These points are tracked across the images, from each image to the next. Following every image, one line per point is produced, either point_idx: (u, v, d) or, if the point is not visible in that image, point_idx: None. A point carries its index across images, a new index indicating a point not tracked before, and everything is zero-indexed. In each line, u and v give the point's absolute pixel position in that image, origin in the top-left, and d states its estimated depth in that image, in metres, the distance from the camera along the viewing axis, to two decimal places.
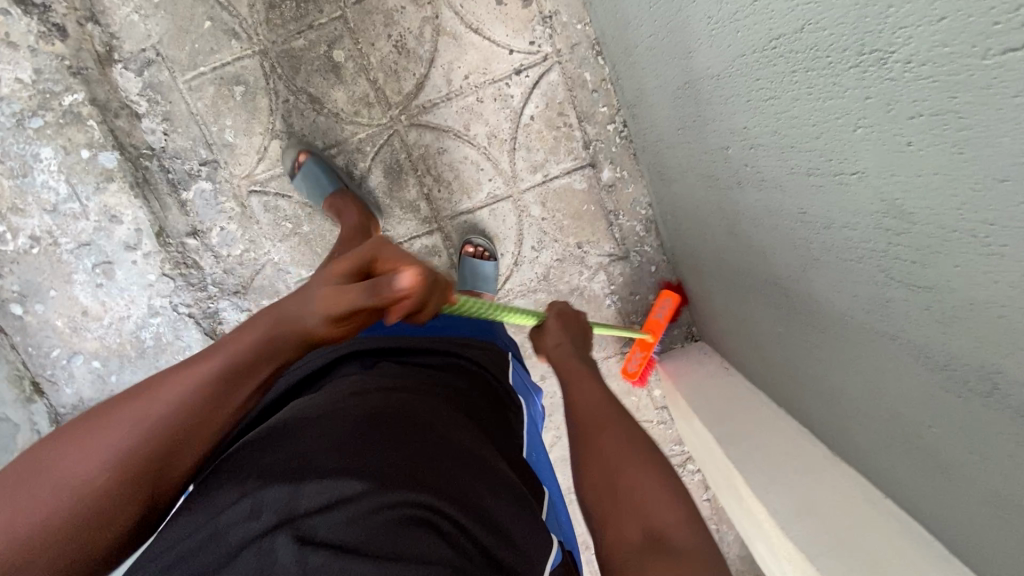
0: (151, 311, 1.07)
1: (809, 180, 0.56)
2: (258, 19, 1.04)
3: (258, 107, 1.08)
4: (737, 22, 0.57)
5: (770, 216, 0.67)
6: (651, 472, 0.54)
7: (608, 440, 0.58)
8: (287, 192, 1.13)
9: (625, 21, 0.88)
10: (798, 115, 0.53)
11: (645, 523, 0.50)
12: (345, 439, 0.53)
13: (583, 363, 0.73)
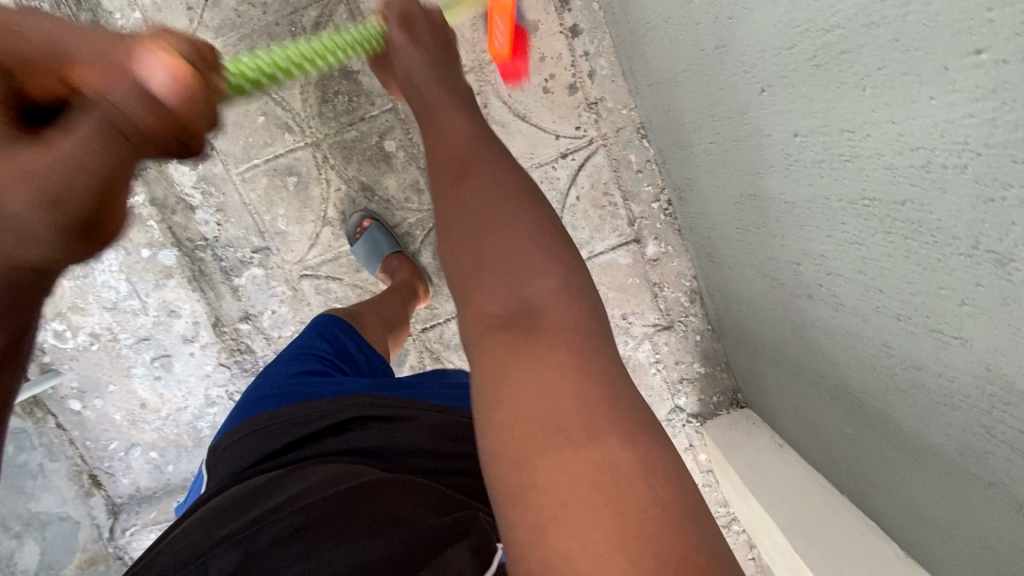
0: (207, 401, 1.08)
1: (899, 324, 0.57)
2: (311, 113, 1.06)
3: (311, 195, 1.10)
4: (819, 168, 0.59)
5: (846, 334, 0.69)
6: (534, 261, 0.52)
7: (465, 186, 0.57)
8: (338, 275, 1.15)
9: (680, 120, 0.91)
10: (890, 268, 0.55)
11: (517, 291, 0.50)
12: (314, 515, 0.57)
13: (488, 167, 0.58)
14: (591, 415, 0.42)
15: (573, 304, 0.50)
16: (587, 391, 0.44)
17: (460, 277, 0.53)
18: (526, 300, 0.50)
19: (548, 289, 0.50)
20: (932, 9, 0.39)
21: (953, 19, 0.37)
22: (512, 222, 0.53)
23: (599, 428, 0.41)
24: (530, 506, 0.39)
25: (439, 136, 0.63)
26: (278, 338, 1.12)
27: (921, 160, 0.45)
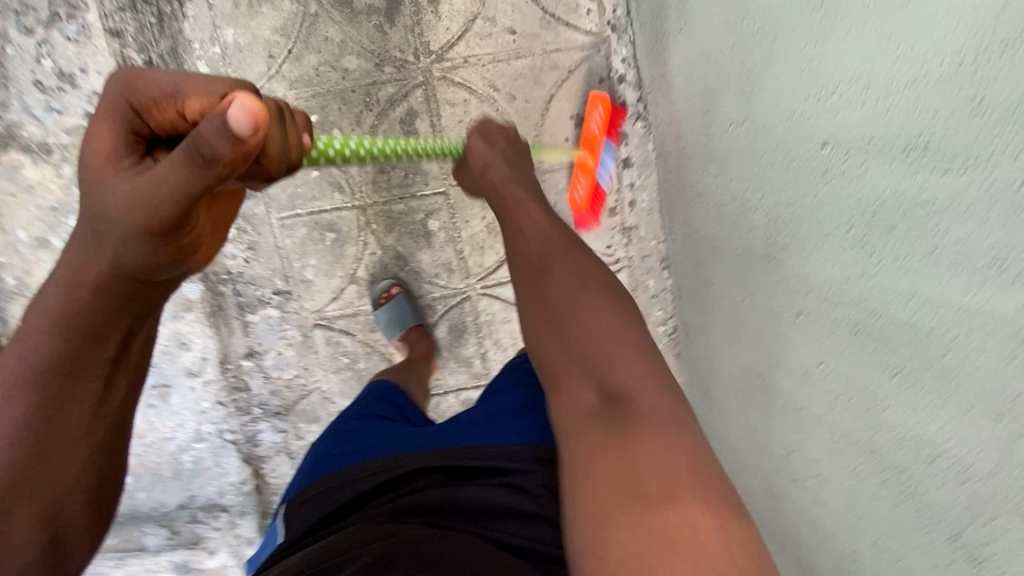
0: (197, 434, 1.09)
1: (872, 549, 0.67)
2: (363, 179, 1.08)
3: (345, 254, 1.12)
4: (833, 400, 0.69)
5: (818, 526, 0.78)
6: (624, 373, 0.59)
7: (549, 273, 0.70)
8: (351, 331, 1.15)
9: (707, 278, 1.00)
10: (876, 505, 0.65)
11: (605, 384, 0.59)
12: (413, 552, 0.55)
13: (545, 230, 0.76)
14: (644, 441, 0.52)
15: (643, 381, 0.58)
16: (642, 436, 0.53)
17: (547, 351, 0.66)
18: (617, 391, 0.58)
19: (635, 378, 0.59)
20: (970, 365, 0.48)
21: (986, 383, 0.47)
22: (631, 373, 0.59)
23: (671, 449, 0.51)
24: (615, 536, 0.46)
25: (520, 231, 0.78)
26: (277, 380, 1.14)
27: (929, 453, 0.55)
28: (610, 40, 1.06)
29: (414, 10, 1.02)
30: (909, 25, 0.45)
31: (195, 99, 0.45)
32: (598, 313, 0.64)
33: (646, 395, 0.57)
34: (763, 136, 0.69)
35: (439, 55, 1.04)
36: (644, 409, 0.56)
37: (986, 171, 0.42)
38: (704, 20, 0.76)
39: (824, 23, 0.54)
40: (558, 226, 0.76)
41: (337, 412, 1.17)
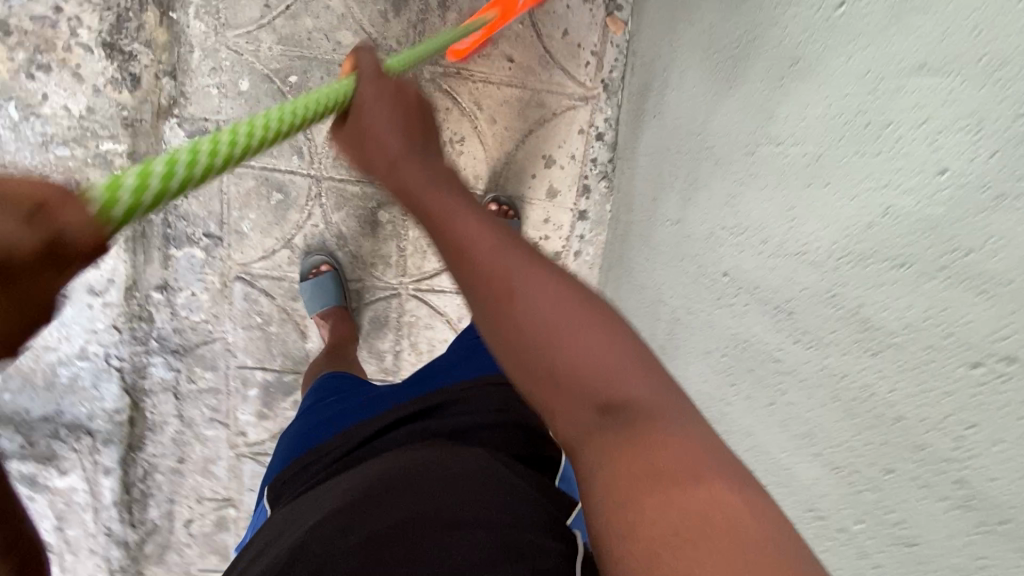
0: (82, 352, 1.08)
1: None
2: (326, 152, 1.08)
3: (287, 218, 1.10)
4: None
5: None
6: (533, 277, 0.42)
7: (448, 229, 0.47)
8: (273, 293, 1.14)
9: None
10: None
11: (547, 362, 0.39)
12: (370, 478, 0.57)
13: (419, 160, 0.52)
14: (607, 384, 0.37)
15: (504, 274, 0.42)
16: (601, 381, 0.37)
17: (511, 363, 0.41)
18: (507, 325, 0.41)
19: (530, 292, 0.41)
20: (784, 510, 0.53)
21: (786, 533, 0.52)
22: (479, 241, 0.45)
23: (628, 386, 0.37)
24: (635, 518, 0.32)
25: (400, 187, 0.52)
26: (183, 320, 1.12)
27: None
28: (599, 97, 1.10)
29: (422, 9, 1.02)
30: (805, 200, 0.49)
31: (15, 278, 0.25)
32: (450, 234, 0.46)
33: (571, 355, 0.38)
34: (687, 243, 0.73)
35: (434, 59, 1.05)
36: (569, 368, 0.38)
37: (838, 348, 0.45)
38: (674, 116, 0.81)
39: (750, 168, 0.58)
40: (427, 156, 0.53)
41: (235, 367, 1.16)
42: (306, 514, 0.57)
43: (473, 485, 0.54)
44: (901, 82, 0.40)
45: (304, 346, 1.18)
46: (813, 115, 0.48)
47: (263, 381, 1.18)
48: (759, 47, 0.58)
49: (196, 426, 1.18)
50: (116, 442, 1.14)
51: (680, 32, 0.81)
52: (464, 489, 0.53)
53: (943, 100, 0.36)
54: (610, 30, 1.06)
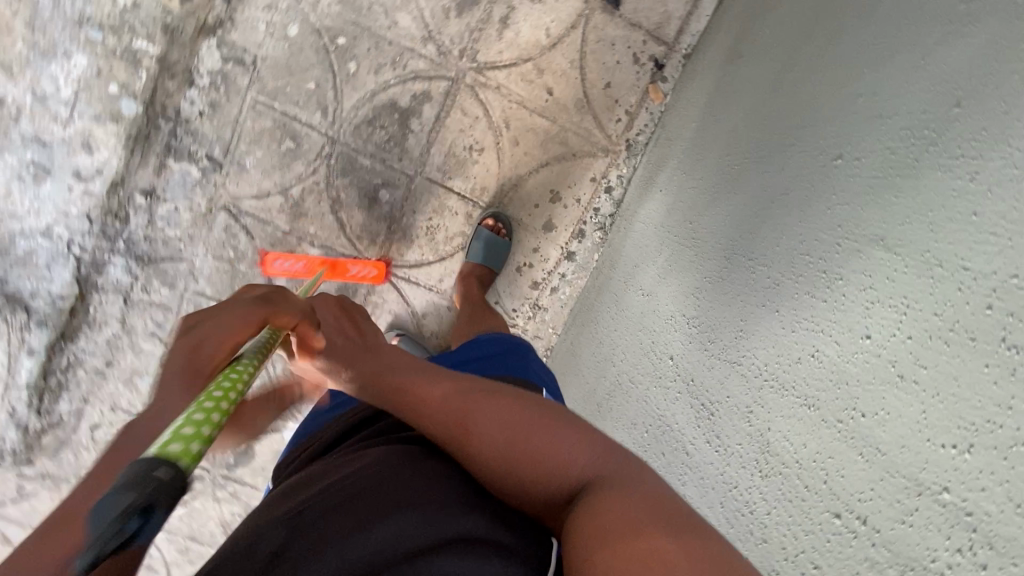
0: (46, 229, 1.07)
1: None
2: (349, 119, 1.10)
3: (291, 167, 1.12)
4: None
5: None
6: (469, 399, 0.52)
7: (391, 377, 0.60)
8: (253, 233, 1.16)
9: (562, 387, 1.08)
10: None
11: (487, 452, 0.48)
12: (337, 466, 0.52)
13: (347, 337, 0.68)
14: (537, 438, 0.46)
15: (455, 394, 0.53)
16: (533, 455, 0.45)
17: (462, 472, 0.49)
18: (456, 438, 0.50)
19: (471, 407, 0.51)
20: None
21: None
22: (427, 385, 0.56)
23: (558, 443, 0.46)
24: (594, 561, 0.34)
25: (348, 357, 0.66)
26: (158, 231, 1.12)
27: None
28: (619, 153, 1.14)
29: (483, 18, 1.06)
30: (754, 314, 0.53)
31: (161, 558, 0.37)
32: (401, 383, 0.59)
33: (501, 448, 0.47)
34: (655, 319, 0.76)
35: (478, 67, 1.09)
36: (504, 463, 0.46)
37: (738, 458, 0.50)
38: (673, 203, 0.86)
39: (723, 269, 0.62)
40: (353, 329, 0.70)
41: (191, 292, 1.17)
42: (278, 505, 0.50)
43: (442, 475, 0.48)
44: (861, 246, 0.44)
45: (266, 293, 1.19)
46: (786, 247, 0.53)
47: None
48: (762, 165, 0.63)
49: (135, 338, 1.17)
50: (48, 326, 1.13)
51: (706, 123, 0.86)
52: (432, 485, 0.47)
53: (888, 279, 0.40)
54: (650, 95, 1.10)
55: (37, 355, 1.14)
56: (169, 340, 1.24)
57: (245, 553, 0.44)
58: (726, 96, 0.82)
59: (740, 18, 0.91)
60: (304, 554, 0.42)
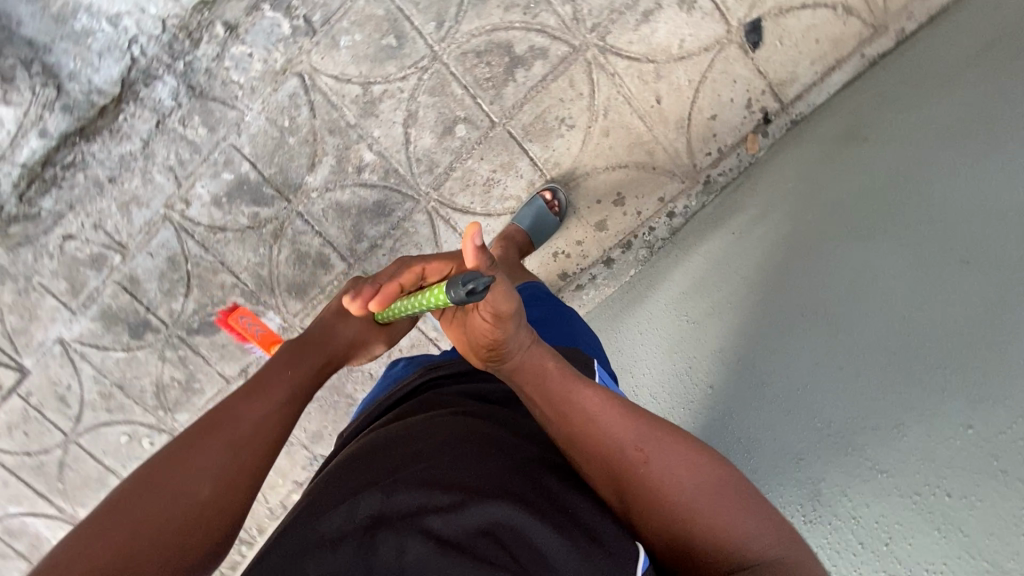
0: (116, 18, 1.02)
1: None
2: (459, 42, 1.06)
3: (383, 64, 1.08)
4: None
5: None
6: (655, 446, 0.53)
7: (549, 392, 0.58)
8: (317, 111, 1.11)
9: None
10: None
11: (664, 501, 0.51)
12: (419, 441, 0.54)
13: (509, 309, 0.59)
14: (713, 515, 0.49)
15: (647, 445, 0.53)
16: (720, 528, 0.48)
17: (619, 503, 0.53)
18: (636, 484, 0.52)
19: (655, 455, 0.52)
20: None
21: None
22: (594, 399, 0.56)
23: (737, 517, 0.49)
24: None
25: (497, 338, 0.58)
26: (224, 69, 1.09)
27: None
28: (695, 185, 1.13)
29: (628, 3, 1.05)
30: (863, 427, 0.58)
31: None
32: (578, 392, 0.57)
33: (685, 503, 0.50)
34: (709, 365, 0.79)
35: (604, 48, 1.07)
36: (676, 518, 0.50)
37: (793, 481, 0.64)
38: (749, 250, 0.87)
39: (811, 349, 0.66)
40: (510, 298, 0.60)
41: (231, 144, 1.13)
42: (361, 466, 0.53)
43: (519, 468, 0.52)
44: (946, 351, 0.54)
45: (304, 175, 1.15)
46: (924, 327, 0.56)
47: (242, 174, 1.15)
48: (868, 259, 0.65)
49: (154, 163, 1.14)
50: (74, 114, 1.08)
51: (803, 190, 0.88)
52: (519, 481, 0.50)
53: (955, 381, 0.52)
54: (745, 143, 1.10)
55: (49, 137, 1.09)
56: (183, 184, 1.16)
57: (341, 517, 0.47)
58: (833, 174, 0.84)
59: (867, 110, 0.93)
60: (405, 521, 0.45)
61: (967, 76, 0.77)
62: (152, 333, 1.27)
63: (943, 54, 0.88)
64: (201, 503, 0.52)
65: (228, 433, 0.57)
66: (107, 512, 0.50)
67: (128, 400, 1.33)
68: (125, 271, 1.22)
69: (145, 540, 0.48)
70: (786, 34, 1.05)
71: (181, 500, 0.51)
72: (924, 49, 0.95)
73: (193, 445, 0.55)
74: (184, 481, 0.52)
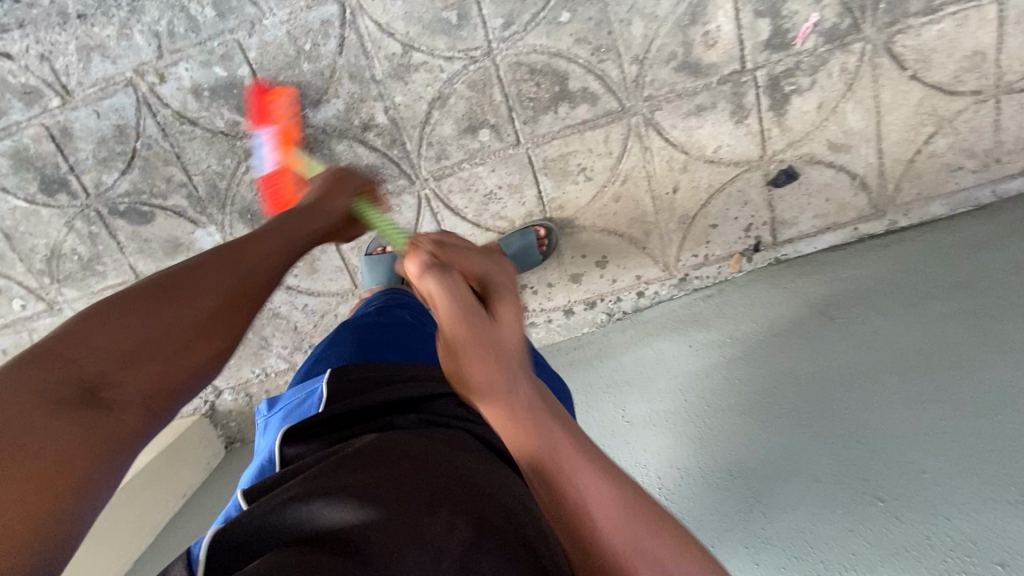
0: None
1: None
2: (518, 51, 1.01)
3: (433, 36, 1.00)
4: None
5: None
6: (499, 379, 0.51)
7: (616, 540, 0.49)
8: (344, 50, 1.00)
9: None
10: None
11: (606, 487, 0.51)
12: (396, 458, 0.51)
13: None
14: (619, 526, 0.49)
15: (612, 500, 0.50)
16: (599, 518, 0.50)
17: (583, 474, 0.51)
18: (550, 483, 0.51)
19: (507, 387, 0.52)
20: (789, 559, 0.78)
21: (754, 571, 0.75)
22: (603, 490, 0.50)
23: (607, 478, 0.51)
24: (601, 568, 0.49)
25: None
26: None
27: None
28: (672, 278, 1.17)
29: (690, 90, 1.04)
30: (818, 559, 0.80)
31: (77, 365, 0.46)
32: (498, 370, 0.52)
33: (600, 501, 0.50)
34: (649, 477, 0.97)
35: (648, 120, 1.06)
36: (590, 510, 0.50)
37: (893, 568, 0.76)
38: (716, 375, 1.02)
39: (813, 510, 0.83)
40: None
41: (236, 41, 1.00)
42: (332, 469, 0.50)
43: (495, 496, 0.50)
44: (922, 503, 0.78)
45: (303, 108, 1.04)
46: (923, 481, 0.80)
47: (237, 77, 1.03)
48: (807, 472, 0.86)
49: (139, 19, 1.00)
50: None
51: (769, 346, 1.02)
52: (489, 509, 0.48)
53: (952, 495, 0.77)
54: (729, 261, 1.16)
55: None
56: (163, 56, 1.02)
57: (379, 478, 0.48)
58: (798, 349, 0.99)
59: (845, 287, 1.05)
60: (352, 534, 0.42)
61: (938, 307, 0.95)
62: (67, 197, 1.13)
63: (918, 276, 1.01)
64: (186, 330, 0.52)
65: (189, 290, 0.55)
66: (91, 314, 0.50)
67: (11, 254, 1.18)
68: (59, 119, 1.07)
69: (123, 346, 0.49)
70: (806, 182, 1.10)
71: (161, 315, 0.51)
72: (906, 268, 1.03)
73: (199, 264, 0.57)
74: (166, 301, 0.53)
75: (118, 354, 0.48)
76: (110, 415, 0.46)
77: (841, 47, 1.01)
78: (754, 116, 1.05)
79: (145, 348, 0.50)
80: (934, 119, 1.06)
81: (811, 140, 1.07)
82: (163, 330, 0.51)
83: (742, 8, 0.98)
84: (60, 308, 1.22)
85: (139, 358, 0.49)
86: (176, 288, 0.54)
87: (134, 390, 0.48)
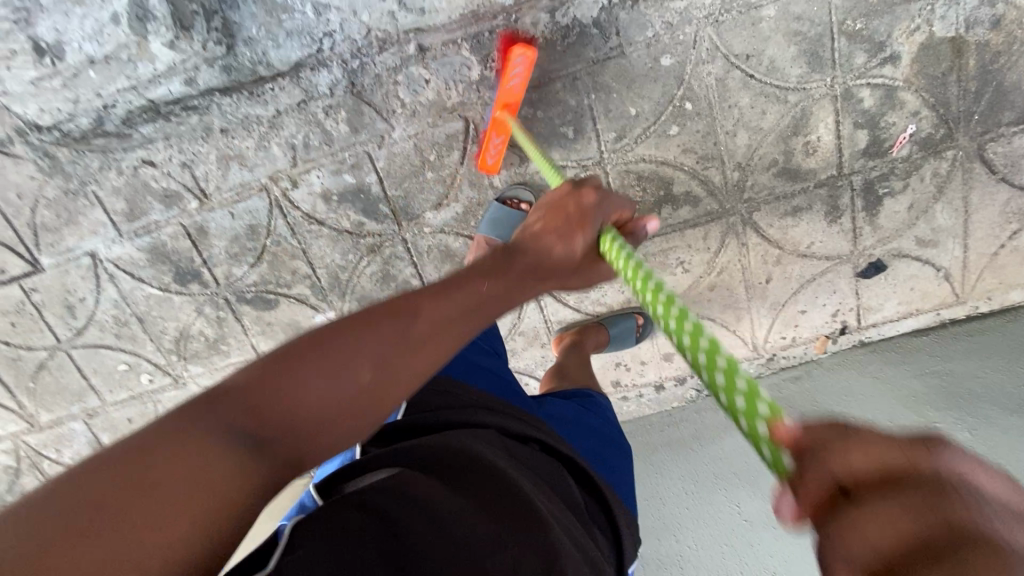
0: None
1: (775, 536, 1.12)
2: (628, 160, 1.08)
3: (549, 147, 1.07)
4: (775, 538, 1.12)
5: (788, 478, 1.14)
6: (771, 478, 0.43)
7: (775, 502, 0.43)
8: (466, 160, 1.08)
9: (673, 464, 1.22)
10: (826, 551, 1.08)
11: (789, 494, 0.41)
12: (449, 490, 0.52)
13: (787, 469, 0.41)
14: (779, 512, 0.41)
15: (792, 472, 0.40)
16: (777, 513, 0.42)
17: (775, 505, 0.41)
18: None
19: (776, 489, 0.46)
20: None
21: None
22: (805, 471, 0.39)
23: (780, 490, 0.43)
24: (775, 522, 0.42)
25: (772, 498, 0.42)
26: (397, 86, 1.03)
27: None
28: (759, 356, 1.26)
29: (788, 193, 1.10)
30: None
31: (258, 420, 0.45)
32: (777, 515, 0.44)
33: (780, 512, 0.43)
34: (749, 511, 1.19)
35: (746, 220, 1.12)
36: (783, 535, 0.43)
37: None
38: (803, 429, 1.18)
39: None
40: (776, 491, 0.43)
41: (368, 153, 1.08)
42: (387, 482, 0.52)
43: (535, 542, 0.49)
44: None
45: (425, 210, 1.12)
46: None
47: (365, 183, 1.10)
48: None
49: (278, 135, 1.07)
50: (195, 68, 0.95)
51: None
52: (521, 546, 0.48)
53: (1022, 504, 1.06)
54: (815, 343, 1.23)
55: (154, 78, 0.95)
56: (298, 165, 1.10)
57: (461, 513, 0.49)
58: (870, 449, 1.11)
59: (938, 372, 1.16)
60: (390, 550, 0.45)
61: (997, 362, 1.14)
62: (199, 286, 1.21)
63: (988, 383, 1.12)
64: (346, 397, 0.49)
65: (372, 341, 0.51)
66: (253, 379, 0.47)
67: (142, 335, 1.27)
68: (196, 219, 1.15)
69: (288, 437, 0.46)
70: (893, 273, 1.16)
71: (330, 388, 0.48)
72: (984, 364, 1.13)
73: (367, 337, 0.52)
74: (341, 364, 0.49)
75: (295, 410, 0.47)
76: (241, 480, 0.43)
77: (935, 155, 1.06)
78: (848, 216, 1.11)
79: (301, 414, 0.47)
80: (1020, 217, 1.11)
81: (900, 236, 1.13)
82: (315, 383, 0.48)
83: (844, 119, 1.04)
84: (185, 382, 1.32)
85: (336, 406, 0.48)
86: (348, 353, 0.50)
87: (303, 450, 0.47)
